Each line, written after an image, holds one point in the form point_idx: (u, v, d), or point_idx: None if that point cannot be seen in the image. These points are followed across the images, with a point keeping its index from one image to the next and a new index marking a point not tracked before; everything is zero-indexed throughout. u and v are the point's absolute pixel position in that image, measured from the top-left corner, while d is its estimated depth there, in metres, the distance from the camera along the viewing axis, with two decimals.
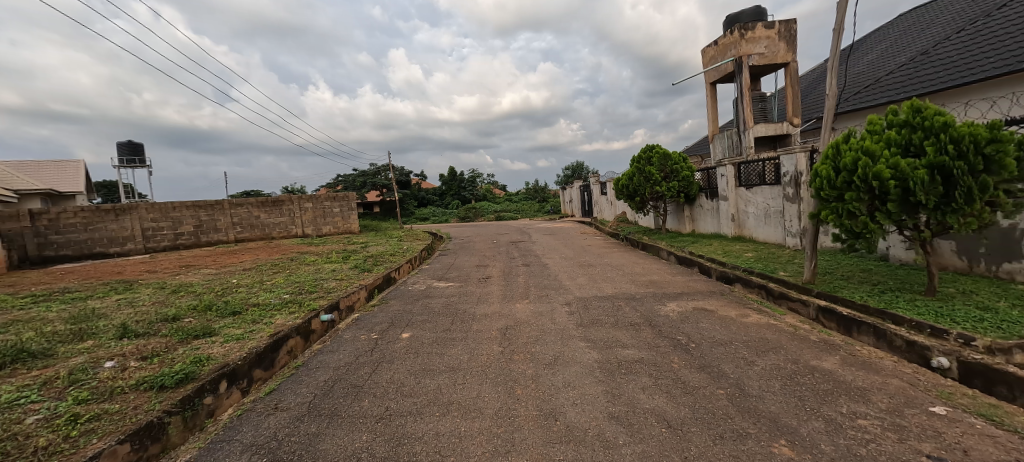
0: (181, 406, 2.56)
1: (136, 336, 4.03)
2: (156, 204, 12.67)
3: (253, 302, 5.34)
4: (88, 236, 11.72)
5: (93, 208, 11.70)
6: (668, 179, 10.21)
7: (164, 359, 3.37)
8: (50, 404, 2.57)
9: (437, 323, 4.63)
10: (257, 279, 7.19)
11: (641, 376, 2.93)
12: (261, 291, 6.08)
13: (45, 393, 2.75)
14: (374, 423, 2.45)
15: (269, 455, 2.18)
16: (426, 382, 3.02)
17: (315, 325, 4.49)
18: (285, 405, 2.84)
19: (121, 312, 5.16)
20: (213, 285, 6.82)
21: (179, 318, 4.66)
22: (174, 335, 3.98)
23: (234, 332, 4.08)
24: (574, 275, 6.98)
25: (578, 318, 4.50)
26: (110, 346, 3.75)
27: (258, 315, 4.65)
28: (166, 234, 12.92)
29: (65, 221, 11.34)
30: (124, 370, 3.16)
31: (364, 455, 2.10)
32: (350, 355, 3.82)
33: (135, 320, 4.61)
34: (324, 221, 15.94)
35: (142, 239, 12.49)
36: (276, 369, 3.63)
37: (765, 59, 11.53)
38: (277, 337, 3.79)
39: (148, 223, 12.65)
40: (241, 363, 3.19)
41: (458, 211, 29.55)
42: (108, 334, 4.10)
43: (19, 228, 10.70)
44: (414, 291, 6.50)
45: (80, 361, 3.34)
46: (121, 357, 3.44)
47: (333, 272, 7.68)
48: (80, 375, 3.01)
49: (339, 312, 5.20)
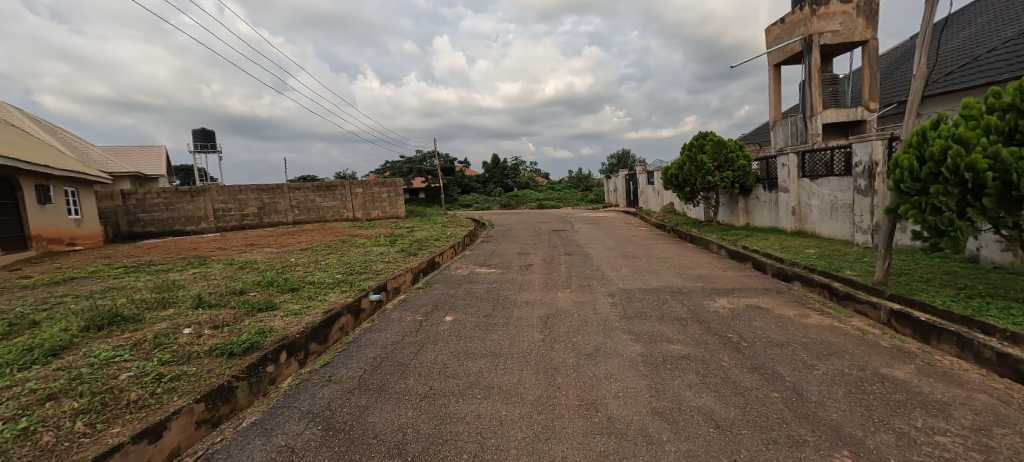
0: (247, 372, 2.79)
1: (209, 307, 4.43)
2: (225, 187, 13.75)
3: (310, 280, 5.70)
4: (169, 215, 13.02)
5: (173, 190, 12.97)
6: (722, 168, 9.64)
7: (233, 329, 3.69)
8: (139, 364, 2.90)
9: (479, 308, 4.72)
10: (312, 258, 7.67)
11: (688, 373, 2.82)
12: (316, 270, 6.45)
13: (136, 353, 3.10)
14: (419, 401, 2.53)
15: (324, 423, 2.33)
16: (469, 365, 3.09)
17: (365, 304, 4.73)
18: (338, 377, 3.02)
19: (197, 284, 5.71)
20: (274, 262, 7.35)
21: (245, 292, 5.07)
22: (241, 308, 4.34)
23: (292, 307, 4.39)
24: (617, 266, 6.83)
25: (621, 310, 4.37)
26: (188, 315, 4.15)
27: (313, 293, 4.97)
28: (234, 215, 13.99)
29: (150, 201, 12.73)
30: (200, 337, 3.49)
31: (410, 431, 2.18)
32: (397, 334, 3.98)
33: (208, 292, 5.08)
34: (373, 205, 16.54)
35: (213, 219, 13.65)
36: (329, 344, 3.86)
37: (839, 38, 10.52)
38: (330, 314, 4.01)
39: (219, 204, 13.77)
40: (299, 336, 3.42)
41: (501, 198, 29.76)
42: (186, 304, 4.54)
43: (113, 206, 12.29)
44: (457, 276, 6.66)
45: (164, 327, 3.73)
46: (197, 325, 3.80)
47: (381, 254, 8.03)
48: (163, 339, 3.36)
49: (387, 293, 5.43)
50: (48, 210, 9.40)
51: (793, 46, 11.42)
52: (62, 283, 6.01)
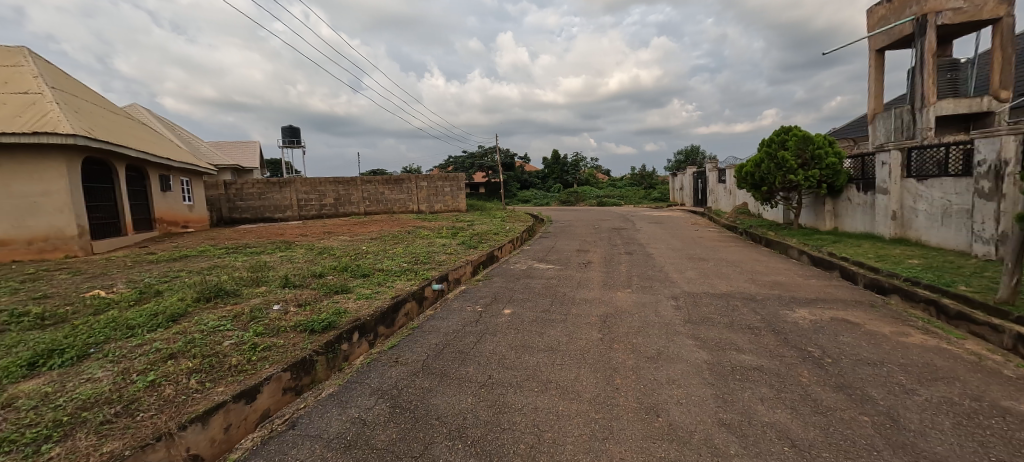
0: (325, 348, 3.06)
1: (294, 287, 4.91)
2: (307, 179, 15.05)
3: (379, 267, 6.09)
4: (261, 204, 14.55)
5: (265, 181, 14.47)
6: (807, 167, 8.76)
7: (314, 308, 4.06)
8: (238, 333, 3.30)
9: (536, 303, 4.75)
10: (381, 247, 8.17)
11: (760, 385, 2.63)
12: (384, 258, 6.88)
13: (236, 323, 3.53)
14: (478, 388, 2.62)
15: (392, 401, 2.49)
16: (526, 358, 3.14)
17: (428, 292, 4.96)
18: (404, 359, 3.21)
19: (284, 266, 6.35)
20: (348, 249, 7.94)
21: (323, 275, 5.54)
22: (321, 289, 4.77)
23: (364, 291, 4.73)
24: (682, 268, 6.51)
25: (685, 315, 4.17)
26: (277, 293, 4.64)
27: (382, 279, 5.31)
28: (314, 204, 15.28)
29: (246, 191, 14.32)
30: (286, 313, 3.89)
31: (470, 416, 2.27)
32: (458, 323, 4.14)
33: (293, 274, 5.62)
34: (437, 199, 17.21)
35: (297, 208, 15.03)
36: (396, 328, 4.11)
37: (962, 16, 9.10)
38: (397, 299, 4.27)
39: (302, 195, 15.12)
40: (370, 319, 3.68)
41: (560, 195, 29.54)
42: (275, 283, 5.07)
43: (217, 195, 14.03)
44: (516, 270, 6.75)
45: (257, 302, 4.21)
46: (285, 302, 4.24)
47: (443, 246, 8.35)
48: (257, 313, 3.79)
49: (448, 283, 5.65)
50: (169, 197, 10.95)
51: (901, 29, 10.06)
52: (178, 260, 6.98)
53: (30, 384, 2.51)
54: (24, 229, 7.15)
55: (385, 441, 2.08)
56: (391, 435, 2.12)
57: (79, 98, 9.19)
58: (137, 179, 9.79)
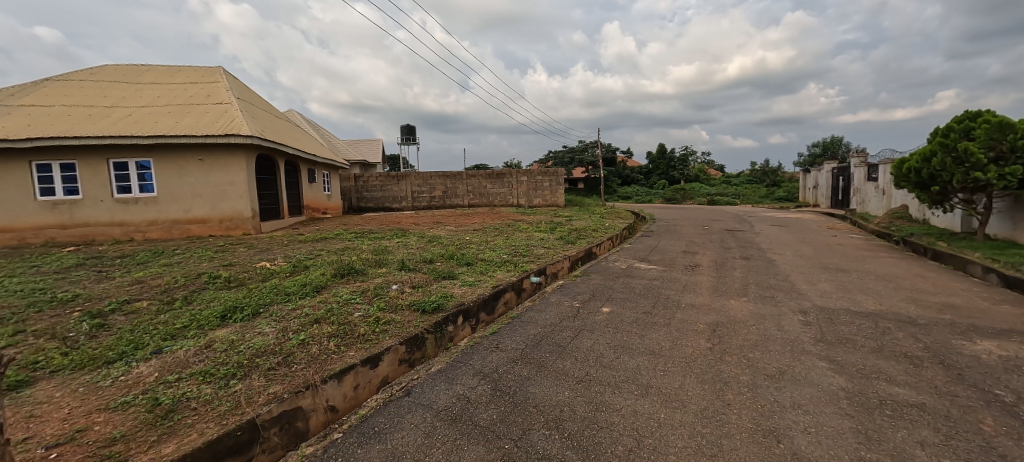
0: (435, 328, 3.35)
1: (408, 270, 5.44)
2: (421, 173, 16.46)
3: (481, 257, 6.41)
4: (382, 195, 16.35)
5: (386, 174, 16.23)
6: (1002, 162, 6.89)
7: (425, 290, 4.45)
8: (365, 307, 3.78)
9: (637, 304, 4.54)
10: (483, 238, 8.59)
11: (919, 427, 2.17)
12: (486, 249, 7.22)
13: (364, 298, 4.04)
14: (576, 383, 2.62)
15: (493, 383, 2.63)
16: (626, 359, 3.04)
17: (526, 284, 5.08)
18: (504, 346, 3.35)
19: (400, 250, 7.06)
20: (454, 239, 8.52)
21: (433, 261, 6.03)
22: (431, 274, 5.20)
23: (468, 279, 5.03)
24: (812, 278, 5.65)
25: (816, 332, 3.62)
26: (395, 274, 5.19)
27: (484, 269, 5.59)
28: (426, 196, 16.66)
29: (371, 183, 16.23)
30: (403, 293, 4.33)
31: (567, 409, 2.29)
32: (556, 316, 4.17)
33: (408, 258, 6.23)
34: (536, 194, 17.46)
35: (411, 199, 16.55)
36: (496, 315, 4.30)
37: None
38: (498, 288, 4.45)
39: (416, 187, 16.59)
40: (473, 305, 3.91)
41: (665, 192, 27.74)
42: (393, 265, 5.68)
43: (348, 186, 16.15)
44: (615, 268, 6.55)
45: (380, 281, 4.76)
46: (401, 283, 4.72)
47: (541, 240, 8.46)
48: (380, 291, 4.29)
49: (546, 277, 5.71)
50: (313, 187, 12.94)
51: None
52: (319, 241, 8.22)
53: (222, 332, 3.20)
54: (217, 211, 9.09)
55: (486, 420, 2.20)
56: (493, 416, 2.24)
57: (254, 106, 11.30)
58: (292, 172, 11.74)
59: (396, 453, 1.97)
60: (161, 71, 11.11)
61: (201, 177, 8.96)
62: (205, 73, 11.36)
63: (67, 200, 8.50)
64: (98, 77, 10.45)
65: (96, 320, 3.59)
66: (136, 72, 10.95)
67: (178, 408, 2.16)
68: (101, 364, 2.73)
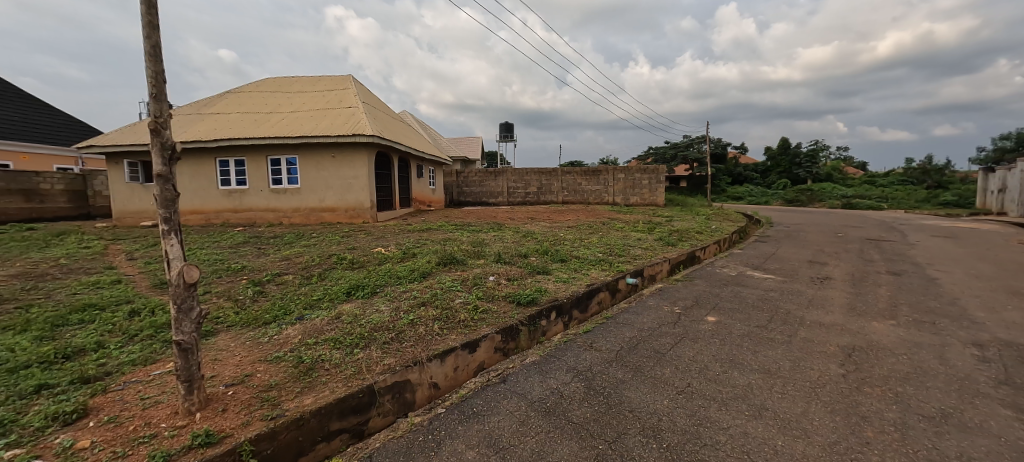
0: (529, 321, 3.43)
1: (505, 263, 5.64)
2: (517, 169, 16.86)
3: (576, 254, 6.36)
4: (480, 190, 17.16)
5: (485, 170, 16.99)
6: None
7: (520, 284, 4.56)
8: (465, 294, 4.01)
9: (749, 316, 4.10)
10: (577, 236, 8.50)
11: None
12: (581, 247, 7.14)
13: (464, 287, 4.29)
14: (676, 394, 2.47)
15: (586, 382, 2.61)
16: (734, 374, 2.77)
17: (621, 285, 4.91)
18: (598, 346, 3.29)
19: (497, 244, 7.34)
20: (548, 235, 8.57)
21: (528, 256, 6.15)
22: (526, 268, 5.31)
23: (562, 275, 5.03)
24: (992, 305, 4.52)
25: (995, 372, 2.90)
26: (493, 266, 5.41)
27: (578, 266, 5.54)
28: (521, 192, 17.03)
29: (471, 178, 17.16)
30: (500, 284, 4.48)
31: (666, 419, 2.17)
32: (654, 320, 3.97)
33: (504, 251, 6.44)
34: (633, 192, 16.70)
35: (507, 195, 17.06)
36: (590, 314, 4.24)
37: None
38: (592, 287, 4.38)
39: (512, 183, 17.05)
40: (567, 301, 3.90)
41: (786, 193, 24.46)
42: (491, 257, 5.93)
43: (450, 181, 17.30)
44: (722, 275, 5.99)
45: (479, 272, 5.00)
46: (498, 275, 4.90)
47: (639, 240, 8.09)
48: (479, 281, 4.50)
49: (643, 279, 5.45)
50: (421, 182, 14.11)
51: None
52: (425, 231, 8.93)
53: (348, 306, 3.68)
54: (344, 201, 10.41)
55: (580, 417, 2.20)
56: (586, 414, 2.22)
57: (375, 108, 12.66)
58: (403, 167, 12.91)
59: (492, 436, 2.08)
60: (306, 81, 13.04)
61: (333, 172, 10.33)
62: (338, 81, 13.04)
63: (238, 189, 10.46)
64: (261, 88, 12.65)
65: (257, 287, 4.39)
66: (288, 82, 13.01)
67: (316, 367, 2.54)
68: (261, 324, 3.33)
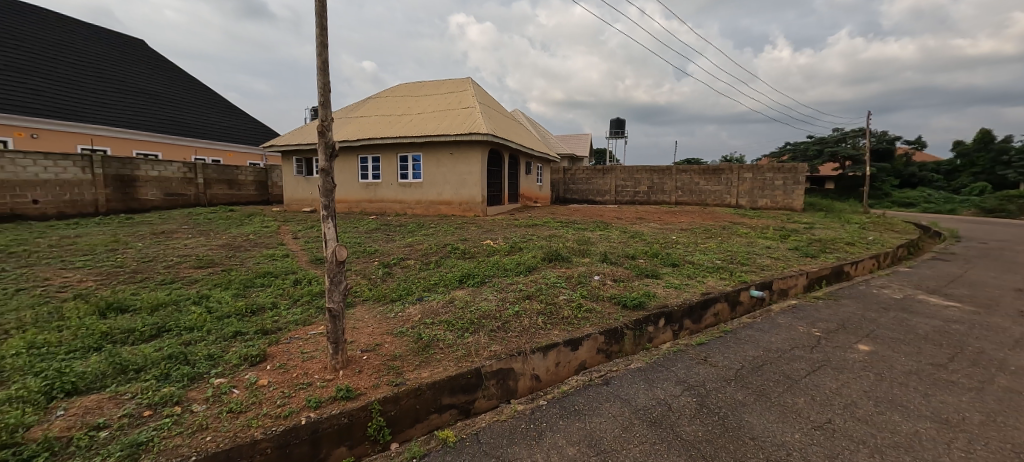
0: (635, 325, 3.29)
1: (610, 263, 5.47)
2: (627, 167, 16.17)
3: (690, 260, 5.87)
4: (587, 188, 16.98)
5: (592, 168, 16.74)
6: None
7: (627, 286, 4.38)
8: (569, 292, 3.99)
9: (917, 350, 3.33)
10: (693, 239, 7.83)
11: None
12: (696, 252, 6.56)
13: (568, 284, 4.28)
14: (810, 428, 2.14)
15: (699, 398, 2.41)
16: (893, 419, 2.29)
17: (744, 298, 4.39)
18: (714, 361, 3.01)
19: (603, 243, 7.16)
20: (659, 237, 8.06)
21: (636, 258, 5.88)
22: (633, 270, 5.08)
23: (673, 281, 4.69)
24: None
25: None
26: (598, 265, 5.29)
27: (692, 273, 5.10)
28: (630, 191, 16.31)
29: (577, 176, 17.16)
30: (605, 285, 4.36)
31: (796, 456, 1.90)
32: (784, 341, 3.48)
33: (611, 251, 6.25)
34: (762, 193, 14.53)
35: (615, 194, 16.49)
36: (704, 325, 3.89)
37: None
38: (708, 296, 4.01)
39: (621, 182, 16.42)
40: (678, 309, 3.64)
41: (983, 200, 19.11)
42: (597, 257, 5.82)
43: (557, 179, 17.54)
44: (880, 297, 4.95)
45: (583, 270, 4.94)
46: (604, 275, 4.77)
47: (767, 248, 7.13)
48: (583, 279, 4.44)
49: (771, 292, 4.80)
50: (529, 178, 14.51)
51: None
52: (531, 227, 9.14)
53: (460, 293, 3.97)
54: (459, 195, 11.19)
55: (691, 435, 2.05)
56: (698, 432, 2.06)
57: (490, 108, 13.30)
58: (513, 164, 13.37)
59: (593, 436, 2.06)
60: (432, 84, 14.28)
61: (451, 168, 11.17)
62: (459, 83, 13.99)
63: (373, 182, 11.97)
64: (395, 93, 14.23)
65: (386, 269, 4.99)
66: (417, 87, 14.40)
67: (432, 345, 2.81)
68: (388, 301, 3.79)
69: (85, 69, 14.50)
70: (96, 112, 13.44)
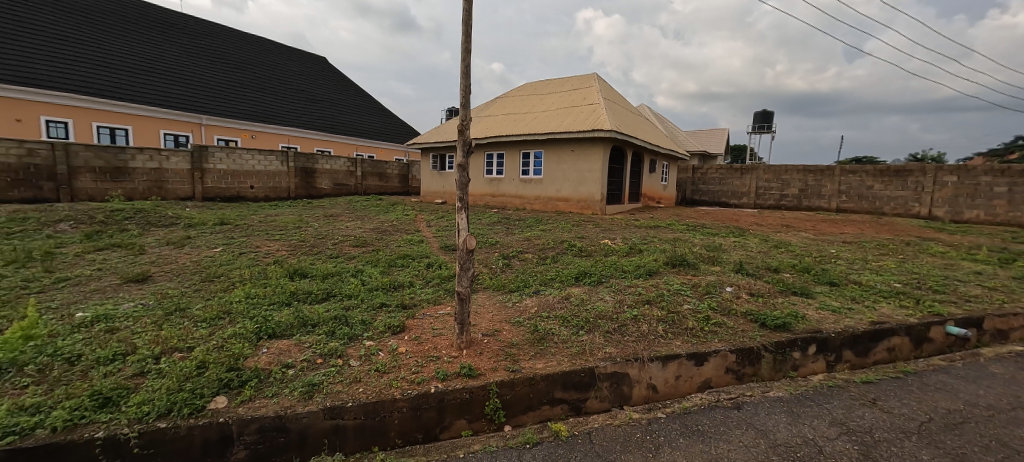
0: (776, 348, 2.87)
1: (747, 274, 4.84)
2: (773, 166, 14.03)
3: (855, 280, 4.84)
4: (720, 189, 15.30)
5: (728, 167, 15.01)
6: None
7: (767, 302, 3.83)
8: (695, 301, 3.65)
9: None
10: (859, 255, 6.45)
11: None
12: (864, 271, 5.39)
13: (694, 293, 3.92)
14: None
15: (861, 447, 2.00)
16: None
17: (935, 334, 3.47)
18: (884, 406, 2.46)
19: (737, 251, 6.38)
20: (811, 249, 6.84)
21: (780, 271, 5.09)
22: (776, 285, 4.41)
23: (830, 303, 3.94)
24: None
25: None
26: (731, 276, 4.73)
27: (858, 295, 4.21)
28: (775, 194, 14.15)
29: (709, 175, 15.58)
30: (739, 298, 3.88)
31: None
32: (998, 398, 2.65)
33: (748, 261, 5.52)
34: (972, 203, 11.09)
35: (756, 196, 14.49)
36: (871, 360, 3.19)
37: None
38: (880, 326, 3.27)
39: (764, 183, 14.35)
40: (836, 336, 3.05)
41: None
42: (729, 266, 5.21)
43: (685, 178, 16.21)
44: None
45: (713, 279, 4.47)
46: (737, 287, 4.24)
47: (977, 274, 5.48)
48: (712, 289, 4.01)
49: (980, 332, 3.69)
50: (653, 177, 13.70)
51: None
52: (652, 228, 8.61)
53: (576, 290, 3.95)
54: (578, 192, 11.13)
55: None
56: None
57: (616, 104, 12.88)
58: (637, 162, 12.76)
59: None
60: (558, 81, 14.41)
61: (571, 165, 11.16)
62: (585, 79, 13.84)
63: (497, 178, 12.64)
64: (523, 92, 14.74)
65: (505, 260, 5.25)
66: (544, 84, 14.68)
67: (547, 338, 2.86)
68: (507, 291, 3.99)
69: (286, 83, 18.29)
70: (291, 116, 16.89)
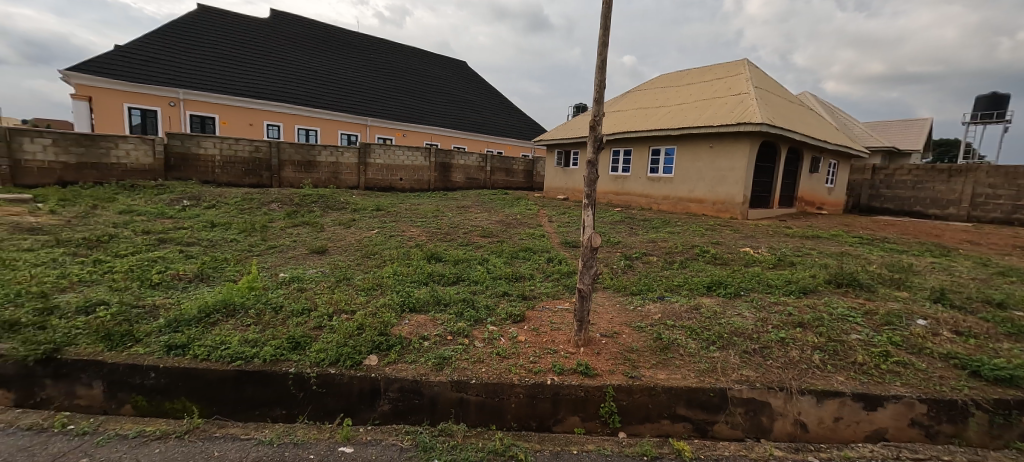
0: (994, 407, 2.19)
1: (950, 306, 3.76)
2: (1003, 167, 10.46)
3: None
4: (913, 195, 12.13)
5: (927, 167, 11.77)
6: None
7: (982, 346, 2.91)
8: (868, 331, 2.97)
9: None
10: None
11: None
12: None
13: (866, 320, 3.20)
14: None
15: None
16: None
17: None
18: None
19: (935, 275, 4.99)
20: None
21: (1007, 307, 3.81)
22: (999, 325, 3.32)
23: None
24: None
25: None
26: (925, 305, 3.72)
27: None
28: (1002, 204, 10.58)
29: (898, 178, 12.44)
30: (936, 335, 3.02)
31: None
32: None
33: (953, 289, 4.28)
34: None
35: (969, 206, 11.08)
36: None
37: None
38: None
39: (984, 189, 10.86)
40: None
41: None
42: (922, 293, 4.11)
43: (861, 180, 13.30)
44: None
45: (896, 307, 3.58)
46: (934, 320, 3.32)
47: None
48: (895, 319, 3.20)
49: None
50: (814, 178, 11.58)
51: None
52: (809, 239, 7.29)
53: (708, 301, 3.58)
54: (714, 193, 10.05)
55: None
56: None
57: (771, 93, 11.20)
58: (794, 160, 10.93)
59: None
60: (700, 71, 13.13)
61: (709, 162, 10.11)
62: (733, 66, 12.33)
63: (623, 175, 12.16)
64: (658, 84, 13.83)
65: (628, 261, 5.05)
66: (683, 75, 13.54)
67: (671, 348, 2.67)
68: (629, 293, 3.82)
69: (433, 87, 20.44)
70: (436, 117, 18.85)
